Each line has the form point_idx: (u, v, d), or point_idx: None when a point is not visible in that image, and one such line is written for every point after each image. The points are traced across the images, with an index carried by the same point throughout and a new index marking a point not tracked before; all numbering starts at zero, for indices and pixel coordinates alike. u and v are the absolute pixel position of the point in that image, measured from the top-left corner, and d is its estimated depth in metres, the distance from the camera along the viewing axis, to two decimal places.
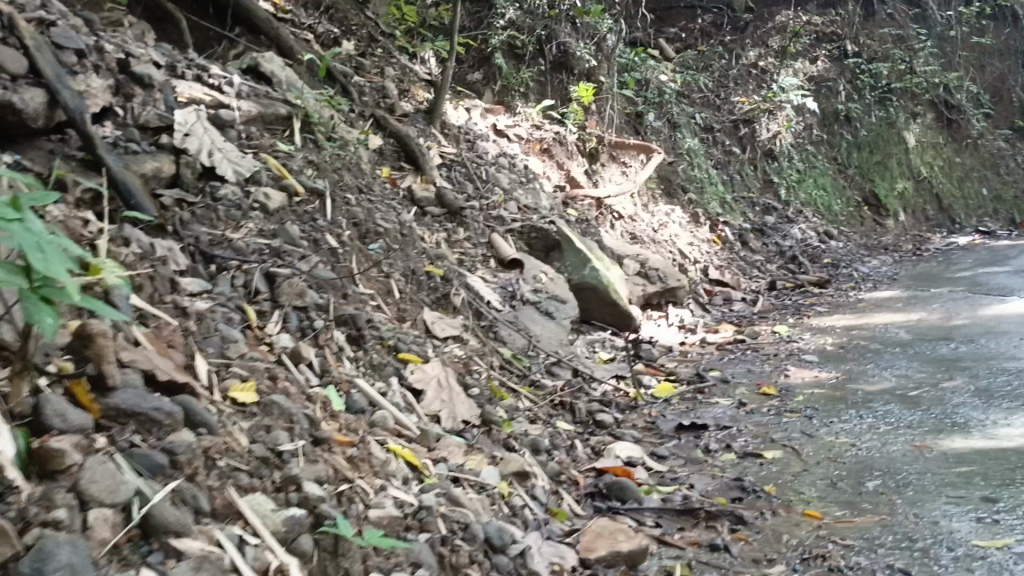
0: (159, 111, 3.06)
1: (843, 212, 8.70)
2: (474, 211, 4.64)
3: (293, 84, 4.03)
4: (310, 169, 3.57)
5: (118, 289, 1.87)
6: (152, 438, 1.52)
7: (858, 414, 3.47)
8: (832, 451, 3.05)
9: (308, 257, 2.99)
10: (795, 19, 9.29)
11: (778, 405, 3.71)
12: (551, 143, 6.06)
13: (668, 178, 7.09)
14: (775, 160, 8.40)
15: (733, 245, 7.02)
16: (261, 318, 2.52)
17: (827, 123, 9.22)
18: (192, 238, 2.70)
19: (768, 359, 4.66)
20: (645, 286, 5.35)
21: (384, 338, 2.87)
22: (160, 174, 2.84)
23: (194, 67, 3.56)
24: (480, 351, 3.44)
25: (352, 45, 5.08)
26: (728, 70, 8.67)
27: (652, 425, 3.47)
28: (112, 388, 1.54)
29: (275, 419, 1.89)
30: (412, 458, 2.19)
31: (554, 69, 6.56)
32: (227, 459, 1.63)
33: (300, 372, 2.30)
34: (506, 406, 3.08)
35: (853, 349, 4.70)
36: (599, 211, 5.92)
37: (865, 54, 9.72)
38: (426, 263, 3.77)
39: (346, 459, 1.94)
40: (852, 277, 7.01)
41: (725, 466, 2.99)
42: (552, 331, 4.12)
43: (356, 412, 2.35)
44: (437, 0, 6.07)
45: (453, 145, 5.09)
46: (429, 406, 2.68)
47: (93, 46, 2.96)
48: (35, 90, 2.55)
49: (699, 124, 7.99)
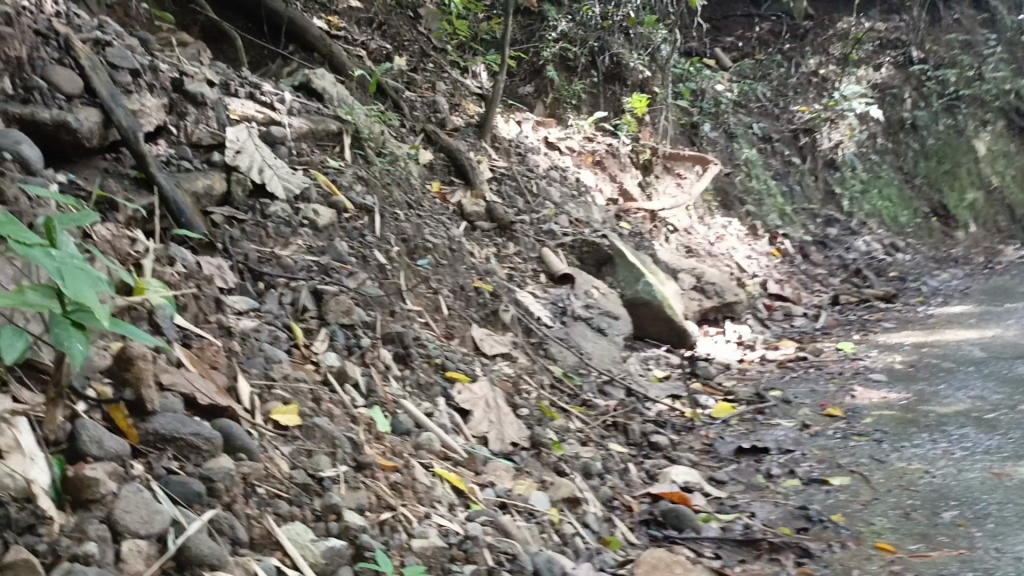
0: (211, 129, 3.07)
1: (911, 223, 8.45)
2: (524, 225, 4.58)
3: (345, 100, 4.01)
4: (359, 185, 3.55)
5: (161, 309, 1.85)
6: (190, 464, 1.48)
7: (931, 438, 3.32)
8: (904, 479, 2.91)
9: (356, 274, 2.96)
10: (858, 26, 9.04)
11: (845, 427, 3.56)
12: (604, 155, 5.98)
13: (725, 190, 6.95)
14: (837, 171, 8.21)
15: (793, 258, 6.85)
16: (308, 336, 2.49)
17: (892, 132, 8.98)
18: (240, 256, 2.68)
19: (832, 378, 4.49)
20: (701, 301, 5.23)
21: (431, 356, 2.82)
22: (211, 192, 2.83)
23: (247, 85, 3.57)
24: (529, 369, 3.37)
25: (404, 60, 5.07)
26: (787, 79, 8.48)
27: (709, 447, 3.36)
28: (151, 412, 1.51)
29: (318, 444, 1.85)
30: (458, 483, 2.13)
31: (607, 81, 6.48)
32: (267, 486, 1.59)
33: (345, 393, 2.26)
34: (556, 427, 3.01)
35: (923, 367, 4.52)
36: (652, 224, 5.83)
37: (931, 60, 9.42)
38: (475, 279, 3.72)
39: (389, 486, 1.88)
40: (920, 290, 6.78)
41: (789, 492, 2.87)
42: (604, 348, 4.03)
43: (402, 433, 2.29)
44: (488, 14, 6.05)
45: (503, 159, 5.04)
46: (476, 427, 2.62)
47: (148, 66, 2.97)
48: (90, 109, 2.57)
49: (757, 134, 7.84)
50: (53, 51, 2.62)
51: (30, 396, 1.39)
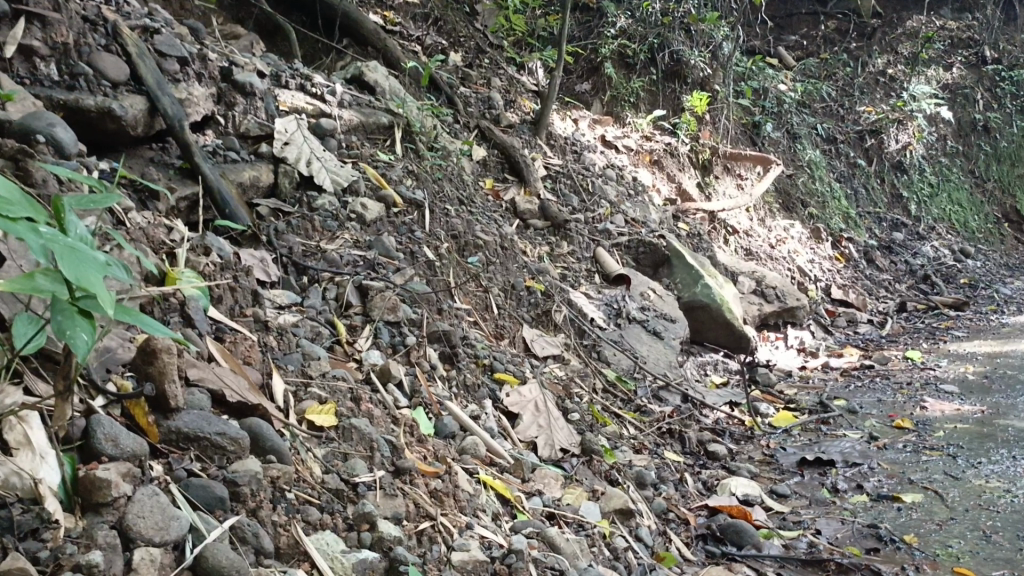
0: (259, 120, 2.99)
1: (981, 228, 8.14)
2: (579, 224, 4.44)
3: (397, 93, 3.91)
4: (409, 179, 3.44)
5: (193, 300, 1.76)
6: (214, 466, 1.38)
7: (1010, 454, 3.10)
8: (982, 498, 2.70)
9: (403, 270, 2.84)
10: (928, 24, 8.66)
11: (916, 441, 3.34)
12: (661, 154, 5.80)
13: (787, 192, 6.71)
14: (904, 173, 7.91)
15: (858, 262, 6.59)
16: (351, 332, 2.39)
17: (963, 134, 8.62)
18: (285, 248, 2.59)
19: (901, 388, 4.25)
20: (761, 305, 5.04)
21: (479, 357, 2.69)
22: (258, 184, 2.76)
23: (298, 76, 3.49)
24: (581, 372, 3.23)
25: (459, 56, 4.96)
26: (853, 78, 8.16)
27: (770, 458, 3.18)
28: (174, 410, 1.41)
29: (354, 446, 1.74)
30: (504, 490, 2.01)
31: (667, 78, 6.28)
32: (297, 491, 1.48)
33: (388, 393, 2.16)
34: (609, 433, 2.86)
35: (998, 379, 4.26)
36: (710, 226, 5.65)
37: (1005, 60, 9.05)
38: (526, 278, 3.60)
39: (429, 493, 1.76)
40: (993, 298, 6.48)
41: (857, 509, 2.67)
42: (660, 352, 3.86)
43: (445, 437, 2.17)
44: (545, 10, 5.87)
45: (559, 157, 4.91)
46: (524, 432, 2.48)
47: (197, 55, 2.90)
48: (135, 97, 2.50)
49: (821, 135, 7.56)
50: (101, 36, 2.55)
51: (45, 390, 1.30)
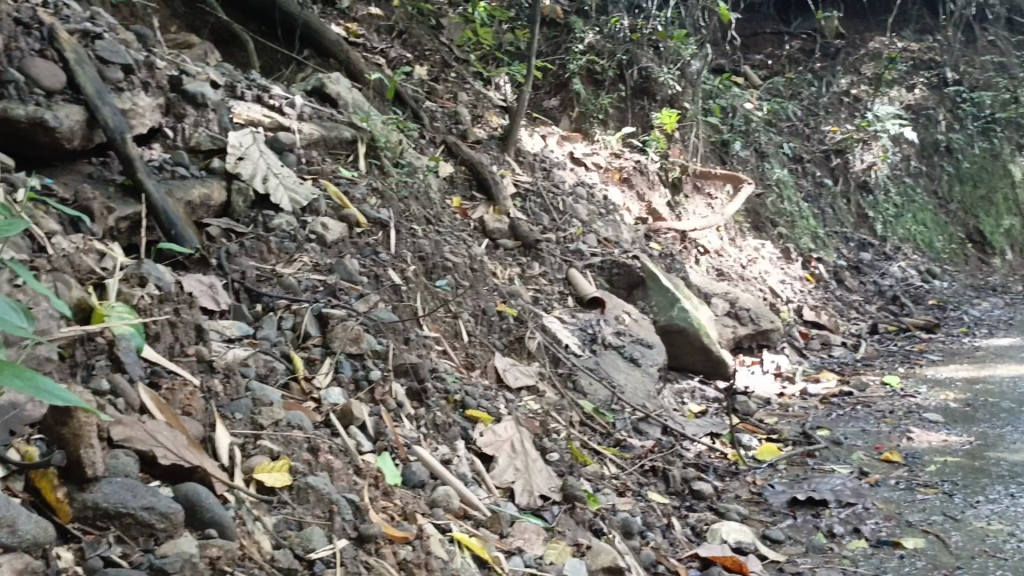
0: (211, 133, 2.75)
1: (946, 249, 8.03)
2: (550, 244, 4.23)
3: (361, 106, 3.69)
4: (374, 198, 3.22)
5: (124, 340, 1.53)
6: (138, 550, 1.14)
7: (1008, 492, 2.94)
8: (987, 543, 2.53)
9: (367, 296, 2.60)
10: (891, 46, 8.64)
11: (907, 476, 3.17)
12: (632, 172, 5.63)
13: (756, 211, 6.59)
14: (870, 193, 7.82)
15: (828, 283, 6.47)
16: (310, 368, 2.15)
17: (926, 155, 8.55)
18: (237, 273, 2.35)
19: (884, 417, 4.09)
20: (735, 328, 4.87)
21: (450, 392, 2.46)
22: (208, 203, 2.51)
23: (254, 87, 3.25)
24: (557, 405, 3.02)
25: (425, 69, 4.76)
26: (818, 98, 8.09)
27: (758, 498, 2.99)
28: (92, 480, 1.18)
29: (310, 510, 1.51)
30: (481, 551, 1.80)
31: (636, 95, 6.11)
32: (242, 572, 1.25)
33: (350, 437, 1.93)
34: (590, 474, 2.66)
35: (982, 407, 4.11)
36: (682, 245, 5.48)
37: (966, 82, 9.03)
38: (498, 301, 3.38)
39: (398, 564, 1.54)
40: (963, 320, 6.39)
41: (857, 557, 2.49)
42: (638, 380, 3.65)
43: (415, 486, 1.95)
44: (512, 24, 5.68)
45: (528, 174, 4.71)
46: (501, 476, 2.26)
47: (144, 63, 2.66)
48: (72, 107, 2.25)
49: (788, 154, 7.47)
50: (35, 40, 2.30)
51: None
